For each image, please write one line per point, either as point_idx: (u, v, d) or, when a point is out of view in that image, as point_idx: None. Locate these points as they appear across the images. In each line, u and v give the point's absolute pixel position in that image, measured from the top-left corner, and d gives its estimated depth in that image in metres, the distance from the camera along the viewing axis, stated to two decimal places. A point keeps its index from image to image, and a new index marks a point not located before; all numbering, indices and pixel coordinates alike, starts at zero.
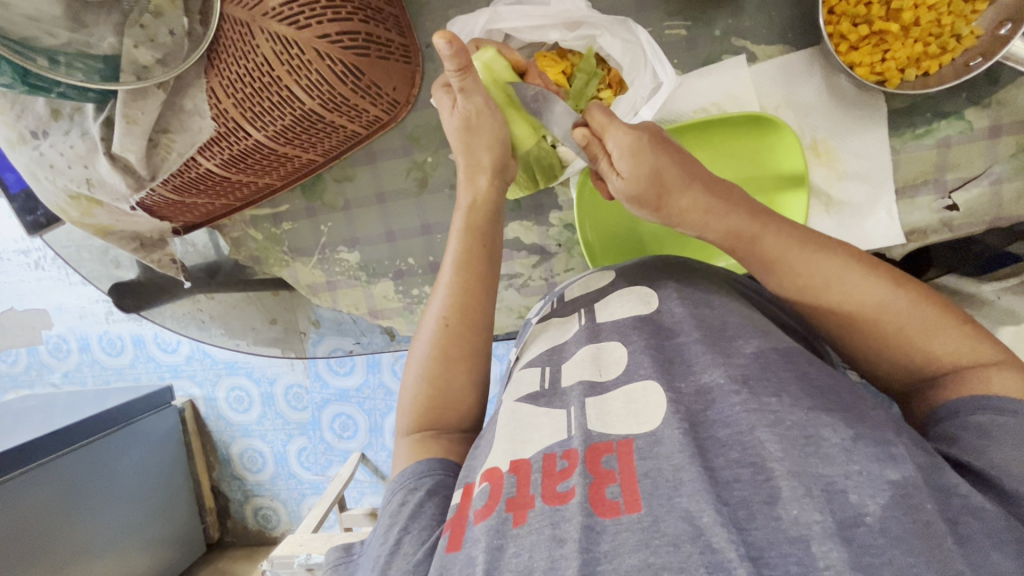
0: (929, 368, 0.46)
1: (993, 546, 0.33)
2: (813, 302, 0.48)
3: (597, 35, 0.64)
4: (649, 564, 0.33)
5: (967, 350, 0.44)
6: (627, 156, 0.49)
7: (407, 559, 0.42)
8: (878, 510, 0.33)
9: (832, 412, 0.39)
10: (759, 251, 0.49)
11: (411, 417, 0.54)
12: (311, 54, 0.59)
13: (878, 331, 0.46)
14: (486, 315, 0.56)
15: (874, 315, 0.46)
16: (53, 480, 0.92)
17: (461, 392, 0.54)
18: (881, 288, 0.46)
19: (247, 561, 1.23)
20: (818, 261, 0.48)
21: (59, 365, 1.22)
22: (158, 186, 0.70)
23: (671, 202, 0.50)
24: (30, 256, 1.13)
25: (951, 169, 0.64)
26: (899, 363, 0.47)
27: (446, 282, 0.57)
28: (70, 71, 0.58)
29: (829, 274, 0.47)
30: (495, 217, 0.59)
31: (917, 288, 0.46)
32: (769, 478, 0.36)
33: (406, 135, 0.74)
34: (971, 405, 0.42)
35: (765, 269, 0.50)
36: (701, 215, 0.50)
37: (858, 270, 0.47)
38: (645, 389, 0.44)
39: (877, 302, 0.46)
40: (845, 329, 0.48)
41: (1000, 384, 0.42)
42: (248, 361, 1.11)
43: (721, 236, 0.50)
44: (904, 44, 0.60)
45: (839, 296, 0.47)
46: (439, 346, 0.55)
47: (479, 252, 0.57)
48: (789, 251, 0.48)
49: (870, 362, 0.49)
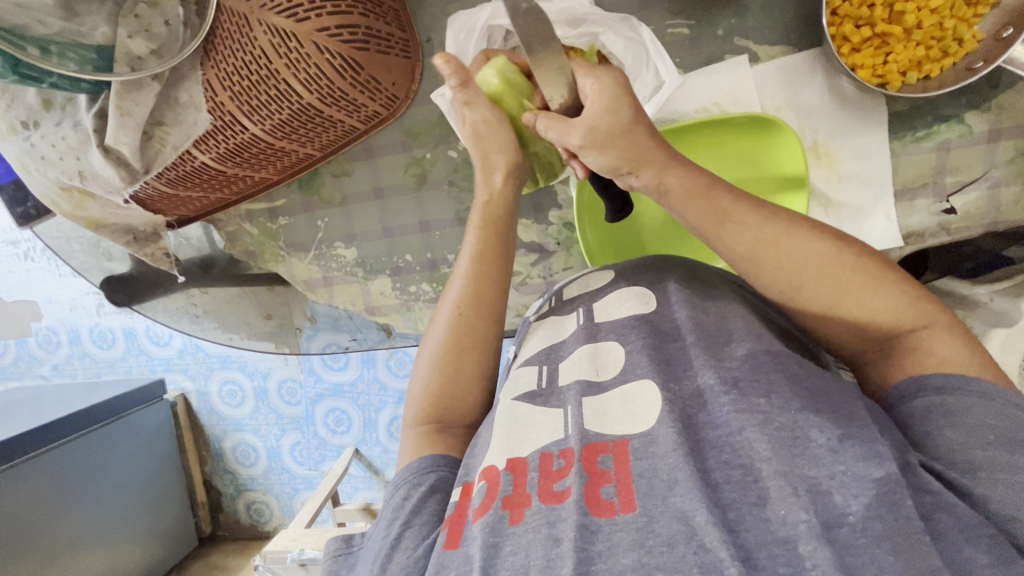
0: (876, 334, 0.45)
1: (966, 540, 0.33)
2: (763, 262, 0.46)
3: (600, 32, 0.63)
4: (643, 564, 0.33)
5: (913, 313, 0.44)
6: (607, 93, 0.47)
7: (409, 553, 0.42)
8: (861, 510, 0.33)
9: (821, 413, 0.39)
10: (714, 204, 0.47)
11: (418, 408, 0.53)
12: (310, 47, 0.58)
13: (829, 295, 0.45)
14: (499, 309, 0.56)
15: (826, 276, 0.45)
16: (42, 475, 0.91)
17: (469, 382, 0.54)
18: (827, 247, 0.45)
19: (239, 556, 1.22)
20: (764, 216, 0.46)
21: (49, 357, 1.21)
22: (153, 179, 0.69)
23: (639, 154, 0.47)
24: (20, 246, 1.11)
25: (949, 172, 0.64)
26: (846, 328, 0.46)
27: (461, 274, 0.57)
28: (63, 62, 0.57)
29: (778, 232, 0.46)
30: (511, 213, 0.59)
31: (859, 246, 0.46)
32: (758, 479, 0.36)
33: (404, 130, 0.74)
34: (914, 387, 0.43)
35: (718, 226, 0.47)
36: (663, 167, 0.47)
37: (801, 228, 0.46)
38: (641, 389, 0.44)
39: (826, 262, 0.45)
40: (797, 293, 0.46)
41: (944, 349, 0.43)
42: (240, 355, 1.10)
43: (686, 183, 0.47)
44: (906, 47, 0.60)
45: (790, 255, 0.45)
46: (451, 335, 0.55)
47: (491, 245, 0.57)
48: (739, 206, 0.47)
49: (818, 328, 0.48)
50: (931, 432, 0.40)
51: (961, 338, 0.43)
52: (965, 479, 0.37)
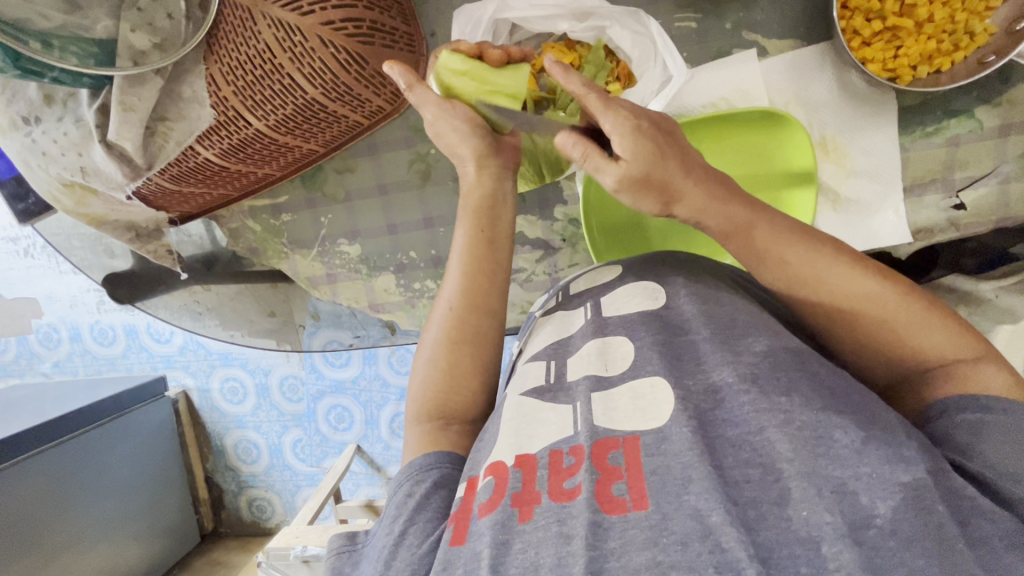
0: (914, 362, 0.45)
1: (1006, 548, 0.33)
2: (803, 295, 0.47)
3: (607, 26, 0.63)
4: (658, 562, 0.32)
5: (954, 346, 0.44)
6: (630, 133, 0.43)
7: (412, 551, 0.41)
8: (889, 512, 0.33)
9: (845, 413, 0.39)
10: (752, 242, 0.46)
11: (420, 405, 0.53)
12: (314, 41, 0.57)
13: (868, 326, 0.45)
14: (493, 299, 0.55)
15: (867, 310, 0.45)
16: (44, 473, 0.91)
17: (466, 377, 0.53)
18: (871, 281, 0.45)
19: (242, 553, 1.22)
20: (806, 252, 0.46)
21: (50, 355, 1.20)
22: (155, 175, 0.68)
23: (678, 190, 0.45)
24: (19, 243, 1.10)
25: (959, 168, 0.64)
26: (883, 356, 0.46)
27: (454, 268, 0.56)
28: (64, 56, 0.56)
29: (820, 267, 0.45)
30: (495, 203, 0.58)
31: (902, 279, 0.45)
32: (778, 479, 0.35)
33: (409, 125, 0.73)
34: (962, 403, 0.42)
35: (758, 260, 0.47)
36: (702, 201, 0.46)
37: (846, 262, 0.45)
38: (652, 386, 0.44)
39: (869, 297, 0.44)
40: (836, 324, 0.46)
41: (987, 380, 0.42)
42: (243, 352, 1.09)
43: (720, 221, 0.46)
44: (917, 40, 0.59)
45: (830, 290, 0.45)
46: (445, 331, 0.54)
47: (479, 239, 0.56)
48: (782, 241, 0.46)
49: (853, 355, 0.48)
50: (976, 443, 0.39)
51: (1006, 371, 0.43)
52: (1013, 486, 0.36)
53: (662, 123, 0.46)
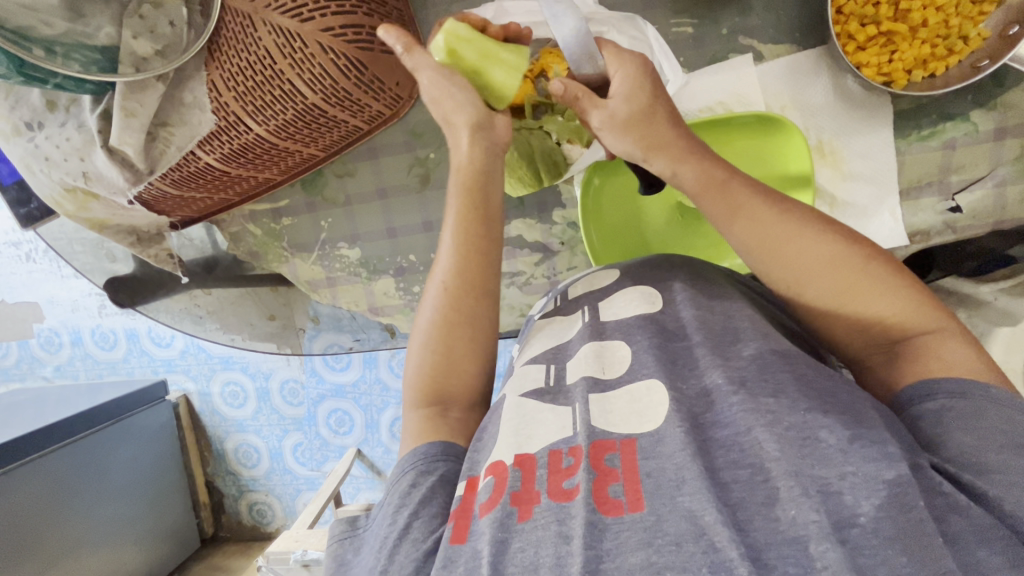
0: (883, 336, 0.45)
1: (980, 543, 0.33)
2: (772, 260, 0.47)
3: (605, 31, 0.63)
4: (651, 562, 0.33)
5: (919, 317, 0.44)
6: (633, 75, 0.51)
7: (416, 547, 0.41)
8: (872, 511, 0.33)
9: (831, 414, 0.39)
10: (728, 196, 0.48)
11: (414, 387, 0.52)
12: (314, 47, 0.58)
13: (833, 293, 0.45)
14: (486, 281, 0.53)
15: (834, 275, 0.45)
16: (45, 475, 0.91)
17: (464, 360, 0.53)
18: (836, 246, 0.46)
19: (242, 556, 1.22)
20: (776, 213, 0.47)
21: (51, 359, 1.20)
22: (157, 180, 0.68)
23: (660, 139, 0.50)
24: (21, 248, 1.11)
25: (954, 171, 0.64)
26: (852, 328, 0.46)
27: (446, 245, 0.54)
28: (67, 62, 0.57)
29: (788, 230, 0.46)
30: (490, 178, 0.54)
31: (869, 249, 0.46)
32: (768, 479, 0.36)
33: (408, 130, 0.74)
34: (923, 390, 0.42)
35: (731, 220, 0.48)
36: (681, 154, 0.50)
37: (814, 227, 0.46)
38: (648, 388, 0.44)
39: (834, 261, 0.45)
40: (805, 292, 0.47)
41: (949, 352, 0.43)
42: (243, 356, 1.10)
43: (697, 176, 0.49)
44: (912, 45, 0.60)
45: (798, 252, 0.46)
46: (439, 311, 0.52)
47: (471, 215, 0.53)
48: (753, 201, 0.48)
49: (824, 330, 0.48)
50: (941, 435, 0.39)
51: (968, 344, 0.43)
52: None
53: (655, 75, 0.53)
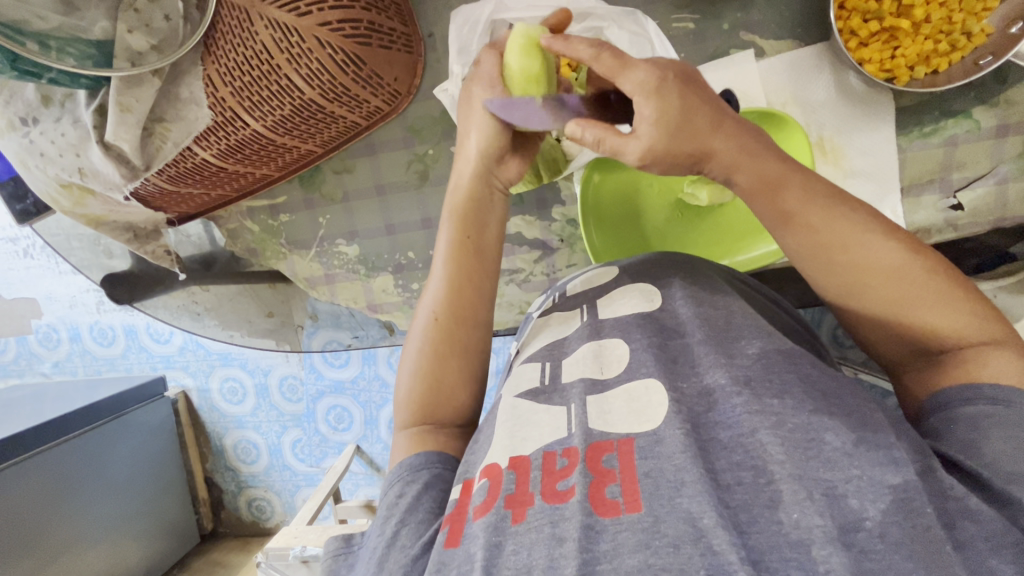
0: (930, 345, 0.45)
1: (991, 551, 0.33)
2: (832, 265, 0.45)
3: (605, 26, 0.64)
4: (649, 564, 0.32)
5: (976, 330, 0.43)
6: (653, 99, 0.43)
7: (404, 553, 0.41)
8: (878, 515, 0.33)
9: (835, 416, 0.39)
10: (779, 203, 0.46)
11: (407, 411, 0.52)
12: (312, 42, 0.57)
13: (888, 301, 0.44)
14: (480, 312, 0.54)
15: (889, 284, 0.44)
16: (44, 472, 0.91)
17: (453, 388, 0.52)
18: (900, 255, 0.44)
19: (242, 553, 1.22)
20: (838, 217, 0.45)
21: (49, 355, 1.20)
22: (153, 177, 0.68)
23: (711, 148, 0.45)
24: (19, 244, 1.11)
25: (956, 168, 0.64)
26: (894, 331, 0.46)
27: (438, 275, 0.55)
28: (62, 57, 0.57)
29: (848, 236, 0.44)
30: (479, 207, 0.56)
31: (934, 257, 0.44)
32: (771, 482, 0.35)
33: (407, 126, 0.74)
34: (966, 394, 0.41)
35: (783, 225, 0.46)
36: (735, 157, 0.45)
37: (878, 235, 0.44)
38: (647, 388, 0.44)
39: (894, 270, 0.44)
40: (858, 301, 0.46)
41: (1001, 365, 0.42)
42: (241, 352, 1.10)
43: (753, 180, 0.46)
44: (914, 41, 0.59)
45: (855, 261, 0.44)
46: (431, 341, 0.53)
47: (464, 243, 0.55)
48: (812, 205, 0.45)
49: (868, 334, 0.48)
50: None
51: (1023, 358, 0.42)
52: (1003, 485, 0.36)
53: (699, 75, 0.46)
